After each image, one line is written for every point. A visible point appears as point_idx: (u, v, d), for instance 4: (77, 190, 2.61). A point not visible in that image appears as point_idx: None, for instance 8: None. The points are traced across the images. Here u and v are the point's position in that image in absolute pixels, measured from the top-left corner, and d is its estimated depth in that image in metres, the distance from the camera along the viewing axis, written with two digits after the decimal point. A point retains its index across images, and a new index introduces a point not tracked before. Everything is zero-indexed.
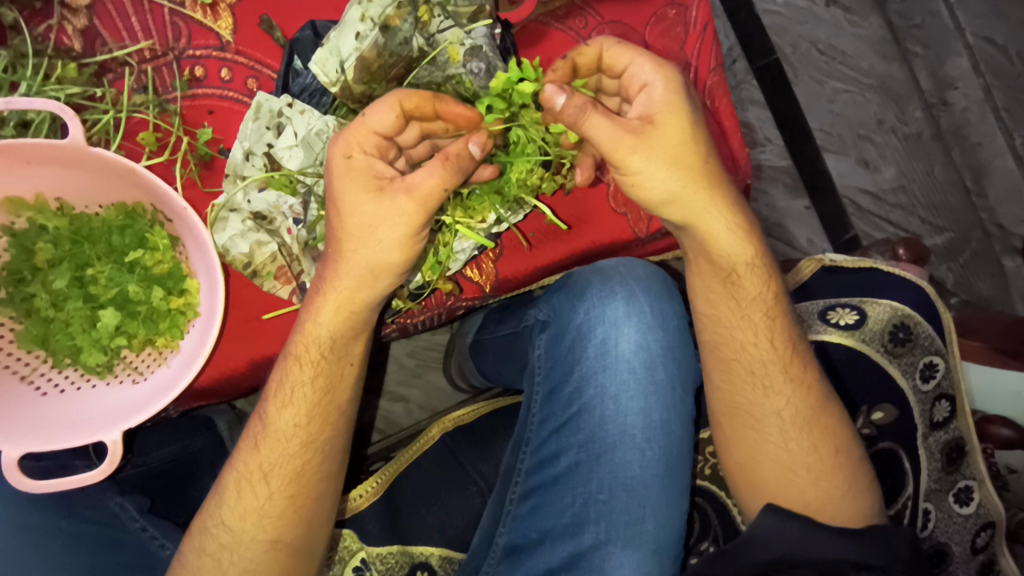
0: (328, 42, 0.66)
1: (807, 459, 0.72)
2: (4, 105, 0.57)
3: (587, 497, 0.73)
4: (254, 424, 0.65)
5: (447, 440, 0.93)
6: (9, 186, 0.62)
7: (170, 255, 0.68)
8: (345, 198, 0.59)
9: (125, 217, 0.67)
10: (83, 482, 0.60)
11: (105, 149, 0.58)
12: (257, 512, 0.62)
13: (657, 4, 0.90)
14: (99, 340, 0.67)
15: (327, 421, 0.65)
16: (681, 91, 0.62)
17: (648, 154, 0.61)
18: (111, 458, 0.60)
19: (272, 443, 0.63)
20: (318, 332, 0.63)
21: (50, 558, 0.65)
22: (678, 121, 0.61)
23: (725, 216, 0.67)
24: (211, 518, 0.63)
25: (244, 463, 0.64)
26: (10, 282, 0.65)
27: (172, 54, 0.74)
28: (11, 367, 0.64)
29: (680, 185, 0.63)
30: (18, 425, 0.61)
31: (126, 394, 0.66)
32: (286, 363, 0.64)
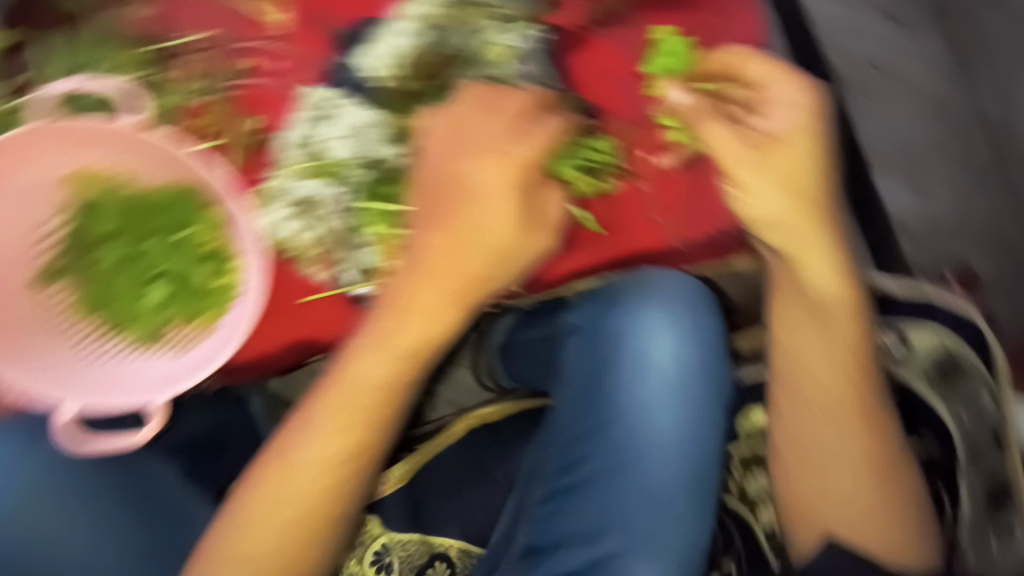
0: (371, 43, 0.76)
1: (875, 503, 0.66)
2: (80, 81, 0.60)
3: (614, 503, 0.72)
4: (313, 402, 0.62)
5: (471, 436, 0.94)
6: (71, 158, 0.64)
7: (218, 235, 0.69)
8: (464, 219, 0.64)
9: (177, 194, 0.67)
10: (129, 445, 0.62)
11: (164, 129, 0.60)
12: (333, 484, 0.60)
13: (712, 10, 0.86)
14: (150, 312, 0.69)
15: (390, 396, 0.62)
16: (810, 153, 0.66)
17: (782, 187, 0.66)
18: (158, 422, 0.63)
19: (338, 430, 0.61)
20: (418, 320, 0.63)
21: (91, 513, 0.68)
22: (806, 179, 0.66)
23: (824, 255, 0.68)
24: (285, 492, 0.59)
25: (309, 447, 0.60)
26: (72, 251, 0.67)
27: (229, 41, 0.77)
28: (65, 332, 0.66)
29: (781, 224, 0.67)
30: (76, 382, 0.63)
31: (168, 367, 0.67)
32: (362, 337, 0.64)
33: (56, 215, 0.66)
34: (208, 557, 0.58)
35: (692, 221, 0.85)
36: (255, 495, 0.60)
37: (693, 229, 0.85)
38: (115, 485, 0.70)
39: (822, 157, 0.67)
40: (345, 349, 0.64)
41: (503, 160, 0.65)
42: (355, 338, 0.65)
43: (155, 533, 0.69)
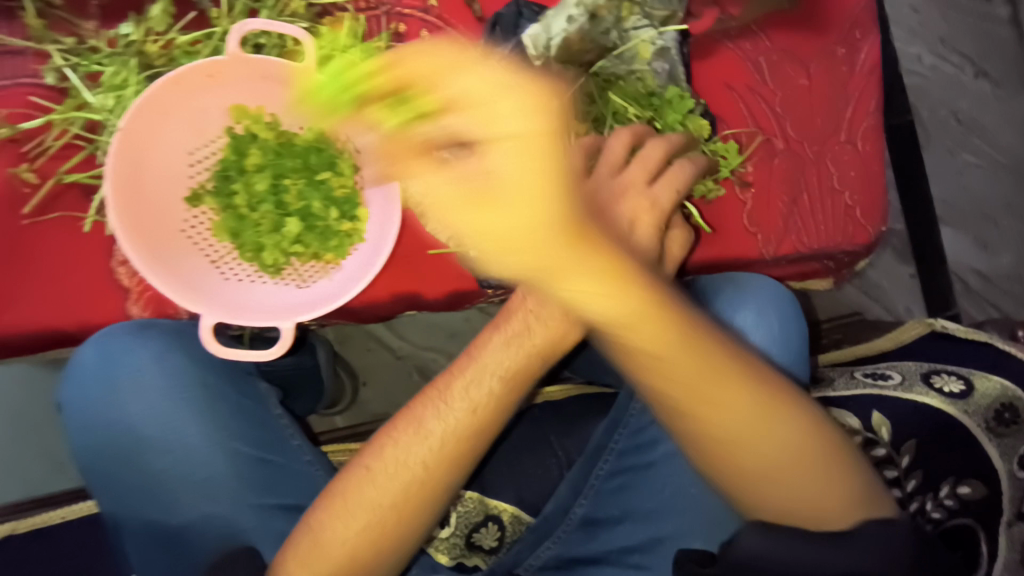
0: (543, 23, 0.69)
1: (780, 466, 0.59)
2: (263, 25, 0.68)
3: (680, 488, 0.80)
4: (448, 385, 0.72)
5: (537, 415, 1.00)
6: (238, 92, 0.73)
7: (352, 181, 0.76)
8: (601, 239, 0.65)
9: (320, 140, 0.75)
10: (255, 358, 0.67)
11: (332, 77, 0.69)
12: (452, 458, 0.69)
13: (829, 40, 0.93)
14: (279, 244, 0.74)
15: (512, 383, 0.72)
16: (533, 170, 0.47)
17: (488, 222, 0.47)
18: (283, 342, 0.67)
19: (464, 407, 0.70)
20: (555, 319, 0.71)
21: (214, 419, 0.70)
22: (509, 228, 0.47)
23: (608, 285, 0.50)
24: (414, 457, 0.68)
25: (438, 420, 0.70)
26: (219, 177, 0.75)
27: (383, 8, 0.83)
28: (203, 249, 0.74)
29: (562, 282, 0.49)
30: (210, 296, 0.69)
31: (292, 295, 0.74)
32: (492, 334, 0.74)
33: (218, 144, 0.75)
34: (336, 501, 0.67)
35: (785, 237, 0.91)
36: (385, 451, 0.69)
37: (787, 243, 0.91)
38: (232, 414, 0.70)
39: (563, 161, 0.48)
40: (476, 342, 0.75)
41: (645, 200, 0.71)
42: (484, 334, 0.75)
43: (258, 467, 0.69)
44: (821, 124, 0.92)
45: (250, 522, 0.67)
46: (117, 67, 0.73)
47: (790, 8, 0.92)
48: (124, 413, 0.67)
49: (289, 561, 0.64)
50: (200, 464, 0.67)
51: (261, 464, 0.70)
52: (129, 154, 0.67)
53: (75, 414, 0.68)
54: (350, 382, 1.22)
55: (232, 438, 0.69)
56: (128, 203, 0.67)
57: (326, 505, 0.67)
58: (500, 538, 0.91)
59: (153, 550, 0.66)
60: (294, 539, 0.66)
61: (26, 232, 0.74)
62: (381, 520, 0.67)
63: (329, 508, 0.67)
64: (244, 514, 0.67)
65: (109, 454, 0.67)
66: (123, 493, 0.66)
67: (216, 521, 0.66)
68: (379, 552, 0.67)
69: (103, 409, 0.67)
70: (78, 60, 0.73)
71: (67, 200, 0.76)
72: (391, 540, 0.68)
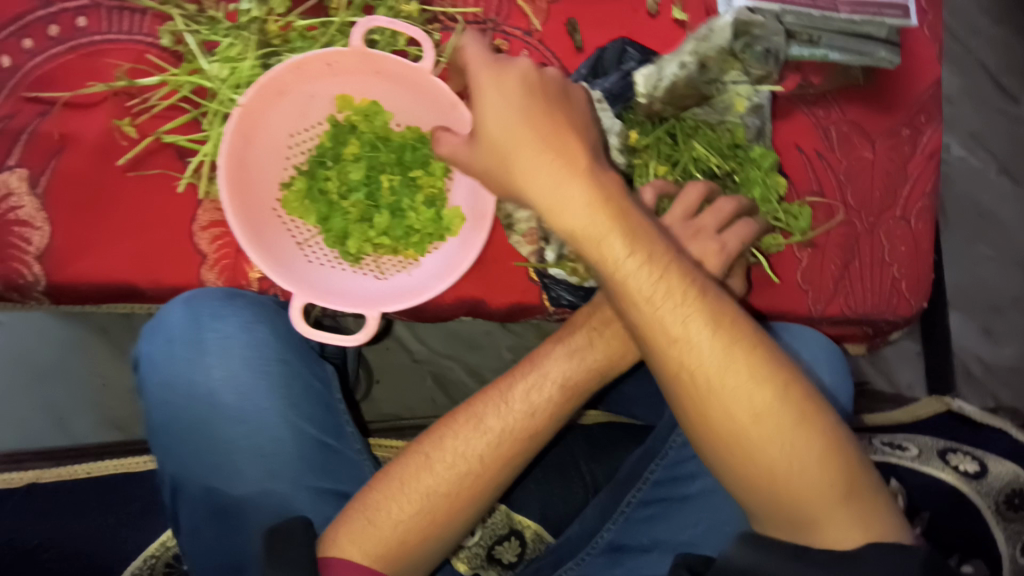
0: (656, 65, 0.74)
1: (774, 424, 0.58)
2: (389, 23, 0.69)
3: (708, 522, 0.83)
4: (510, 386, 0.74)
5: (575, 448, 1.00)
6: (350, 84, 0.75)
7: (441, 181, 0.77)
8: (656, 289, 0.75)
9: (417, 139, 0.77)
10: (342, 343, 0.68)
11: (442, 82, 0.71)
12: (506, 459, 0.71)
13: (895, 120, 0.97)
14: (365, 234, 0.75)
15: (570, 395, 0.76)
16: (538, 120, 0.64)
17: (502, 125, 0.64)
18: (369, 329, 0.68)
19: (522, 412, 0.72)
20: (616, 347, 0.79)
21: (291, 395, 0.72)
22: (513, 139, 0.64)
23: (556, 180, 0.63)
24: (467, 447, 0.69)
25: (497, 416, 0.71)
26: (313, 161, 0.76)
27: (489, 24, 0.86)
28: (291, 230, 0.75)
29: (516, 165, 0.64)
30: (296, 277, 0.70)
31: (371, 285, 0.75)
32: (554, 347, 0.78)
33: (320, 129, 0.77)
34: (391, 483, 0.67)
35: (833, 299, 0.94)
36: (441, 442, 0.70)
37: (834, 304, 0.94)
38: (302, 394, 0.73)
39: (576, 144, 0.65)
40: (537, 352, 0.79)
41: (714, 243, 0.73)
42: (547, 345, 0.79)
43: (320, 451, 0.71)
44: (879, 198, 0.97)
45: (306, 504, 0.68)
46: (234, 40, 0.75)
47: (866, 83, 0.96)
48: (205, 376, 0.69)
49: (343, 541, 0.64)
50: (267, 437, 0.69)
51: (322, 448, 0.71)
52: (243, 129, 0.69)
53: (154, 371, 0.70)
54: (367, 377, 1.22)
55: (299, 417, 0.71)
56: (235, 175, 0.69)
57: (382, 486, 0.67)
58: (520, 554, 0.93)
59: (208, 518, 0.67)
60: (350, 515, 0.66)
61: (117, 184, 0.76)
62: (430, 507, 0.67)
63: (383, 491, 0.68)
64: (301, 494, 0.68)
65: (183, 414, 0.68)
66: (189, 454, 0.68)
67: (273, 499, 0.67)
68: (429, 540, 0.67)
69: (184, 368, 0.69)
70: (198, 27, 0.75)
71: (160, 159, 0.77)
72: (439, 528, 0.67)
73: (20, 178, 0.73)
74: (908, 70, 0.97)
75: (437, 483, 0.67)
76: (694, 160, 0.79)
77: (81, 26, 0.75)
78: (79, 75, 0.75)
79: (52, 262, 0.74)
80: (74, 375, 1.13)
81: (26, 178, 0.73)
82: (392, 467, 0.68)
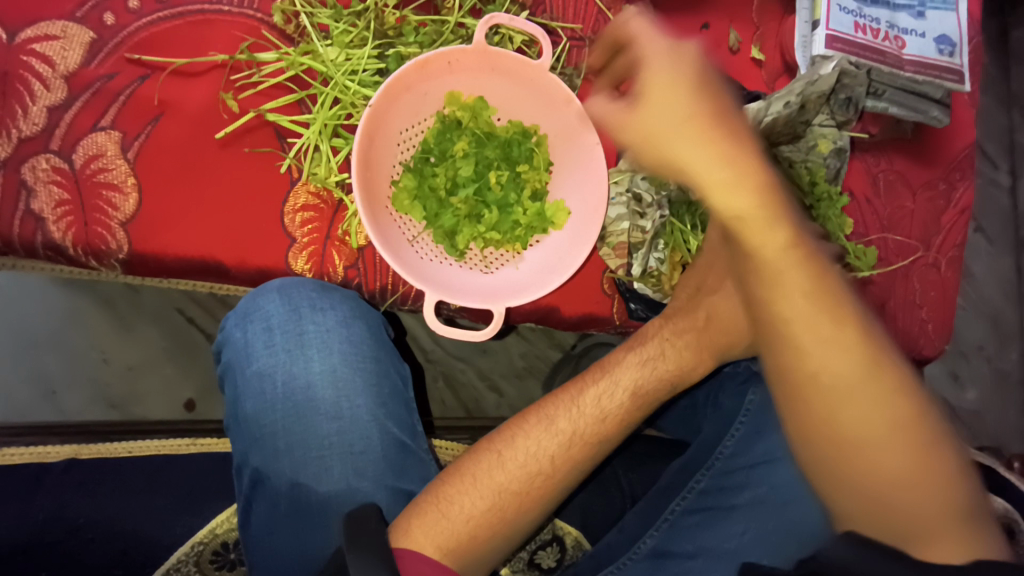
0: (764, 101, 0.77)
1: (889, 431, 0.54)
2: (510, 20, 0.70)
3: (758, 533, 0.83)
4: (580, 391, 0.69)
5: (616, 465, 0.99)
6: (462, 82, 0.75)
7: (545, 175, 0.79)
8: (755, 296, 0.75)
9: (520, 134, 0.78)
10: (473, 339, 0.69)
11: (560, 80, 0.72)
12: (569, 458, 0.64)
13: (934, 174, 1.05)
14: (476, 229, 0.77)
15: (641, 402, 0.70)
16: (704, 95, 0.60)
17: (668, 95, 0.60)
18: (497, 323, 0.70)
19: (592, 415, 0.67)
20: (685, 356, 0.73)
21: (380, 393, 0.71)
22: (673, 122, 0.59)
23: (721, 162, 0.58)
24: (541, 448, 0.64)
25: (569, 419, 0.66)
26: (419, 158, 0.77)
27: (587, 41, 0.89)
28: (402, 226, 0.76)
29: (678, 144, 0.59)
30: (418, 273, 0.72)
31: (479, 279, 0.77)
32: (625, 354, 0.73)
33: (425, 125, 0.77)
34: (463, 475, 0.62)
35: None
36: (511, 436, 0.65)
37: None
38: (389, 393, 0.72)
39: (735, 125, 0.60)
40: (606, 358, 0.73)
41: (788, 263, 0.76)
42: (615, 352, 0.74)
43: (400, 452, 0.69)
44: (916, 244, 1.04)
45: (386, 505, 0.66)
46: (349, 27, 0.75)
47: (913, 137, 1.03)
48: (304, 368, 0.68)
49: (410, 527, 0.58)
50: (356, 434, 0.67)
51: (403, 449, 0.69)
52: (372, 125, 0.70)
53: (249, 360, 0.69)
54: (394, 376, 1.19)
55: (386, 416, 0.70)
56: (362, 171, 0.70)
57: (453, 477, 0.62)
58: (560, 560, 0.97)
59: (287, 513, 0.64)
60: (416, 504, 0.60)
61: (212, 156, 0.73)
62: (501, 505, 0.61)
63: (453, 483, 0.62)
64: (382, 493, 0.66)
65: (274, 404, 0.67)
66: (274, 441, 0.66)
67: (356, 495, 0.65)
68: (498, 541, 0.61)
69: (281, 356, 0.68)
70: (313, 10, 0.74)
71: (259, 136, 0.75)
72: (508, 529, 0.61)
73: (113, 141, 0.70)
74: (949, 129, 1.05)
75: (508, 480, 0.62)
76: None
77: None
78: (186, 43, 0.73)
79: (138, 229, 0.71)
80: (67, 348, 0.99)
81: (119, 142, 0.71)
82: (461, 460, 0.63)
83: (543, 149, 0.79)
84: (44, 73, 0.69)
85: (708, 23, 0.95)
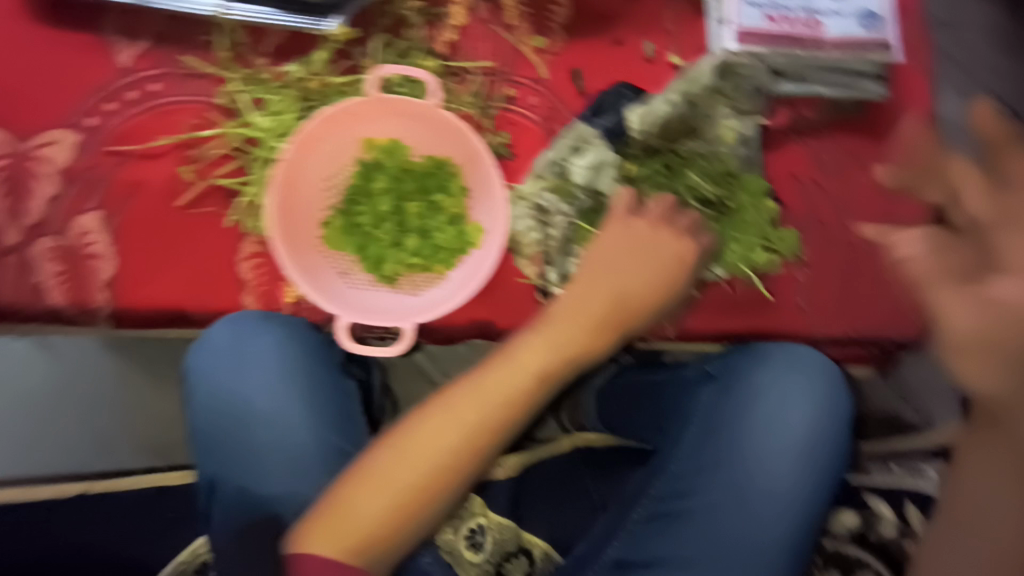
0: (647, 104, 0.84)
1: None
2: (402, 71, 0.80)
3: (720, 534, 0.83)
4: (479, 382, 0.70)
5: (575, 456, 1.02)
6: (371, 126, 0.85)
7: (462, 201, 0.87)
8: (650, 267, 0.79)
9: (435, 167, 0.86)
10: (382, 353, 0.78)
11: (450, 114, 0.82)
12: (469, 448, 0.67)
13: (889, 149, 1.01)
14: (400, 257, 0.86)
15: (544, 385, 0.71)
16: None
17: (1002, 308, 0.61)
18: (406, 340, 0.80)
19: (495, 399, 0.69)
20: (582, 335, 0.74)
21: (316, 406, 0.79)
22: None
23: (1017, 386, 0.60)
24: (441, 442, 0.66)
25: (471, 412, 0.68)
26: (347, 200, 0.86)
27: (503, 75, 0.97)
28: (334, 261, 0.86)
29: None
30: (341, 302, 0.81)
31: (405, 302, 0.85)
32: (528, 337, 0.74)
33: (350, 168, 0.86)
34: (361, 479, 0.65)
35: (832, 320, 0.98)
36: (418, 428, 0.67)
37: (835, 325, 0.98)
38: (325, 403, 0.79)
39: None
40: (509, 344, 0.74)
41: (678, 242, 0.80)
42: (519, 336, 0.75)
43: (335, 457, 0.76)
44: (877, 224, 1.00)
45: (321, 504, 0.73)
46: (280, 97, 0.88)
47: (859, 114, 1.01)
48: (241, 389, 0.77)
49: (315, 531, 0.62)
50: (292, 443, 0.76)
51: (337, 454, 0.76)
52: (286, 176, 0.80)
53: (197, 384, 0.78)
54: None
55: (325, 429, 0.77)
56: (282, 216, 0.80)
57: (354, 481, 0.65)
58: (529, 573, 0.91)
59: (239, 516, 0.73)
60: (321, 509, 0.64)
61: (177, 220, 0.87)
62: (406, 500, 0.64)
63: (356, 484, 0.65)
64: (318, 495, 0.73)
65: (219, 423, 0.76)
66: (222, 457, 0.76)
67: (295, 498, 0.73)
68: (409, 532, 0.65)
69: (223, 378, 0.78)
70: (250, 89, 0.88)
71: (213, 199, 0.88)
72: (418, 518, 0.65)
73: (96, 220, 0.86)
74: (899, 100, 1.01)
75: (411, 475, 0.65)
76: (687, 188, 0.85)
77: (154, 91, 0.89)
78: (151, 132, 0.88)
79: (119, 287, 0.85)
80: None
81: (101, 218, 0.86)
82: (363, 461, 0.66)
83: (455, 178, 0.87)
84: (44, 172, 0.86)
85: (623, 38, 0.99)
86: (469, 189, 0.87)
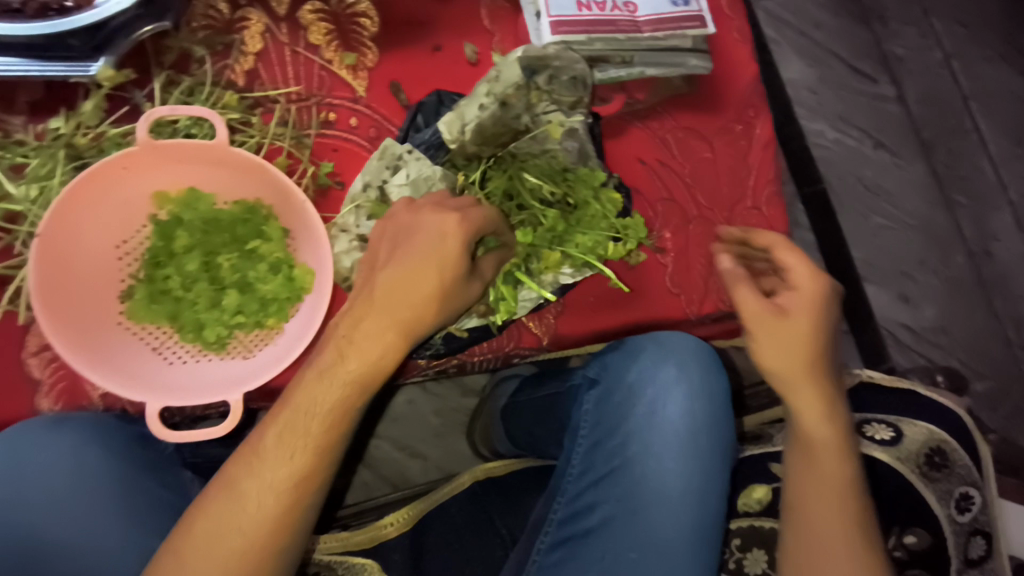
0: (458, 111, 0.78)
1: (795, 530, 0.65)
2: (170, 110, 0.68)
3: (620, 552, 0.77)
4: (258, 439, 0.58)
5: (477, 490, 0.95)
6: (158, 178, 0.75)
7: (282, 245, 0.77)
8: (418, 251, 0.63)
9: (245, 212, 0.77)
10: (207, 436, 0.68)
11: (241, 150, 0.71)
12: (257, 517, 0.55)
13: (726, 118, 1.01)
14: (221, 319, 0.75)
15: (337, 422, 0.59)
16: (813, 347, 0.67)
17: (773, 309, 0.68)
18: (231, 417, 0.68)
19: (277, 460, 0.57)
20: (368, 349, 0.61)
21: (136, 513, 0.68)
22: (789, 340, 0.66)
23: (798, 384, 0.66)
24: (223, 524, 0.55)
25: (250, 478, 0.56)
26: (150, 265, 0.75)
27: (314, 99, 0.88)
28: (143, 338, 0.74)
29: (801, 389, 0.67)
30: (149, 385, 0.70)
31: (232, 370, 0.75)
32: (306, 371, 0.61)
33: (145, 233, 0.76)
34: None
35: (706, 298, 0.94)
36: (190, 532, 0.56)
37: (708, 303, 0.94)
38: (146, 506, 0.69)
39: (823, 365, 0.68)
40: (290, 386, 0.61)
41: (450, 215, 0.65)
42: (299, 372, 0.62)
43: None
44: (727, 194, 0.99)
45: None
46: (43, 159, 0.75)
47: (690, 89, 1.01)
48: (38, 511, 0.66)
49: None
50: (107, 562, 0.65)
51: None
52: (55, 252, 0.69)
53: None
54: None
55: (149, 535, 0.67)
56: (54, 300, 0.68)
57: None
58: None
59: None
60: None
61: None
62: None
63: None
64: None
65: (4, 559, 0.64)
66: None
67: None
68: None
69: (8, 504, 0.66)
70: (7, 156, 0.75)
71: None
72: None
73: None
74: (726, 71, 1.02)
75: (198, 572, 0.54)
76: (527, 191, 0.82)
77: None
78: None
79: None
80: None
81: None
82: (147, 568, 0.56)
83: (270, 221, 0.77)
84: None
85: (441, 43, 0.93)
86: (290, 230, 0.78)
